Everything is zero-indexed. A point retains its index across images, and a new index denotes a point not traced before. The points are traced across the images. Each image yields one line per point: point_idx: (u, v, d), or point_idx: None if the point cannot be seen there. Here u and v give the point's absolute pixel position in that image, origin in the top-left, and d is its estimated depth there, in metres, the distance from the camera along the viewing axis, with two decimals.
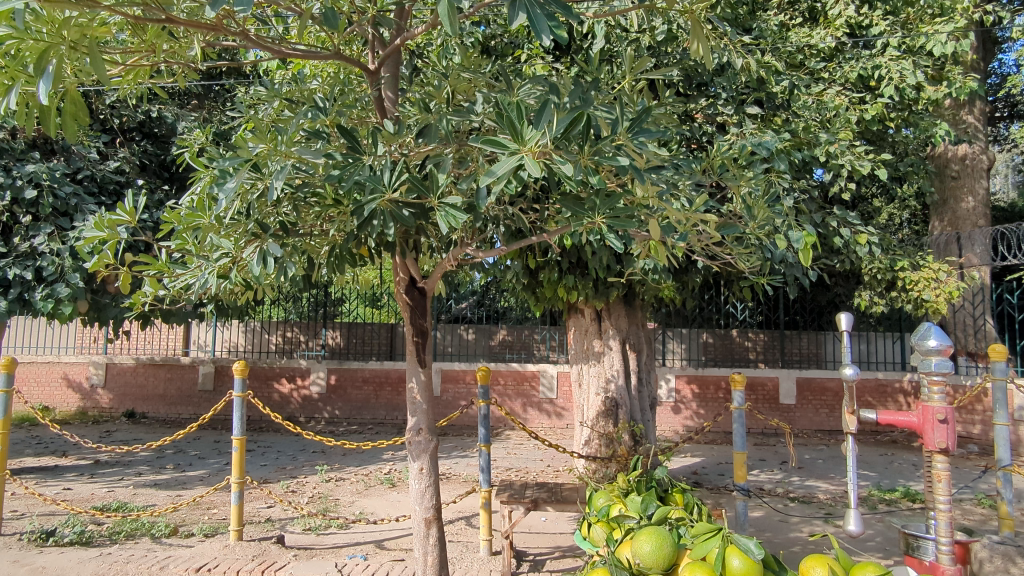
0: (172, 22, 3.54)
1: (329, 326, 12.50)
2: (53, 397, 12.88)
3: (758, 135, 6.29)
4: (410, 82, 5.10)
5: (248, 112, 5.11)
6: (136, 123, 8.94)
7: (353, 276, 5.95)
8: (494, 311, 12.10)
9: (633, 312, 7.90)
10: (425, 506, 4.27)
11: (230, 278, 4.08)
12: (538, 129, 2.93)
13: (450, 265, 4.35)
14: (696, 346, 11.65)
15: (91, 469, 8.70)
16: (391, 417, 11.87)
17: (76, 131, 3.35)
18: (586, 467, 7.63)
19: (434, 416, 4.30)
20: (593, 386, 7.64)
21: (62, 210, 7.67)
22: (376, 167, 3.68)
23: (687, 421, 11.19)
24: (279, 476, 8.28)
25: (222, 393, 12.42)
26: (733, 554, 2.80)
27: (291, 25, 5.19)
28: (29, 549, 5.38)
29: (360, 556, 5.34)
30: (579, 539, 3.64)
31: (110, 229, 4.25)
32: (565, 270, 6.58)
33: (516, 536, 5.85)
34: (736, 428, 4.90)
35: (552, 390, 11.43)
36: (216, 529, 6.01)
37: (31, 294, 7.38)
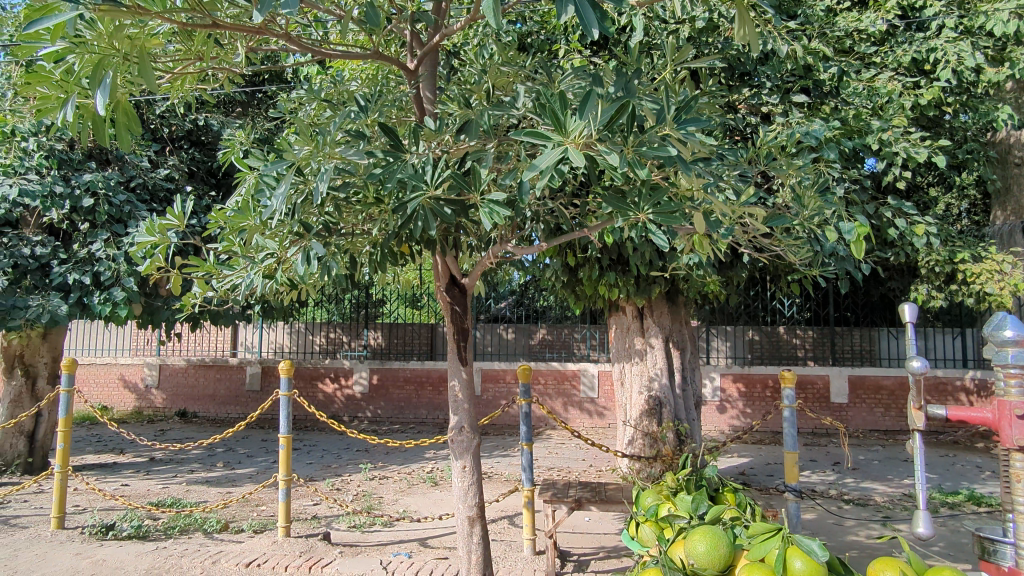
0: (217, 27, 3.64)
1: (371, 326, 12.66)
2: (111, 397, 13.46)
3: (806, 123, 6.10)
4: (448, 80, 5.11)
5: (290, 116, 5.21)
6: (184, 132, 9.27)
7: (394, 276, 6.01)
8: (534, 310, 12.09)
9: (676, 309, 7.76)
10: (468, 504, 4.26)
11: (275, 279, 4.15)
12: (584, 119, 2.89)
13: (490, 262, 4.33)
14: (741, 344, 11.36)
15: (146, 467, 9.02)
16: (433, 417, 11.95)
17: (130, 141, 3.47)
18: (630, 466, 7.53)
19: (476, 414, 4.28)
20: (636, 384, 7.55)
21: (117, 217, 7.99)
22: (418, 166, 3.69)
23: (733, 421, 10.96)
24: (325, 474, 8.42)
25: (269, 393, 12.72)
26: (795, 555, 2.71)
27: (332, 28, 5.28)
28: (90, 542, 5.60)
29: (405, 554, 5.37)
30: (627, 539, 3.57)
31: (162, 233, 4.39)
32: (605, 267, 6.51)
33: (559, 536, 5.79)
34: (787, 428, 4.74)
35: (593, 389, 11.33)
36: (265, 525, 6.15)
37: (89, 298, 7.68)
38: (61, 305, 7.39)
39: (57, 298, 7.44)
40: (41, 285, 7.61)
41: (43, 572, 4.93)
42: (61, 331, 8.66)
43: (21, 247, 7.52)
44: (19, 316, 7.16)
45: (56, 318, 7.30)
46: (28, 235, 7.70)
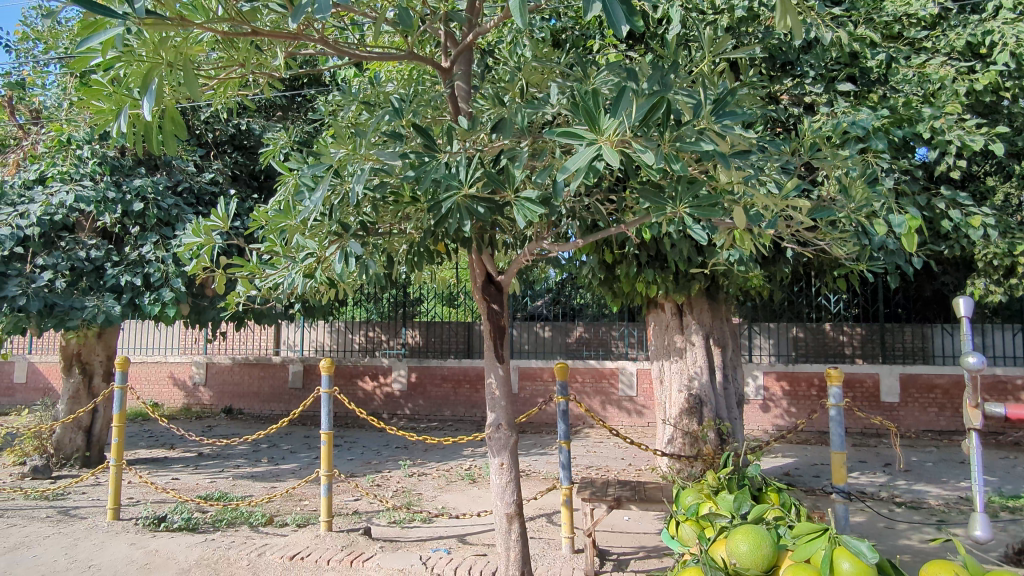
0: (257, 34, 3.72)
1: (409, 325, 12.80)
2: (162, 394, 13.98)
3: (852, 113, 5.90)
4: (483, 78, 5.13)
5: (329, 119, 5.30)
6: (227, 136, 9.55)
7: (431, 275, 6.05)
8: (571, 308, 12.03)
9: (716, 306, 7.62)
10: (506, 501, 4.26)
11: (316, 278, 4.23)
12: (616, 118, 2.83)
13: (526, 260, 4.31)
14: (785, 342, 11.07)
15: (195, 461, 9.33)
16: (470, 414, 12.02)
17: (177, 148, 3.58)
18: (670, 465, 7.42)
19: (513, 412, 4.28)
20: (676, 382, 7.43)
21: (165, 220, 8.27)
22: (452, 164, 3.68)
23: (777, 421, 10.73)
24: (365, 470, 8.56)
25: (311, 390, 12.99)
26: (842, 556, 2.62)
27: (368, 31, 5.35)
28: (144, 533, 5.82)
29: (444, 550, 5.41)
30: (668, 538, 3.53)
31: (207, 234, 4.53)
32: (643, 264, 6.42)
33: (598, 534, 5.75)
34: (833, 427, 4.59)
35: (631, 387, 11.22)
36: (309, 520, 6.28)
37: (141, 298, 7.98)
38: (115, 306, 7.67)
39: (111, 299, 7.73)
40: (96, 286, 7.93)
41: (101, 561, 5.14)
42: (115, 330, 9.02)
43: (78, 250, 7.86)
44: (77, 317, 7.48)
45: (111, 318, 7.59)
46: (84, 238, 8.05)
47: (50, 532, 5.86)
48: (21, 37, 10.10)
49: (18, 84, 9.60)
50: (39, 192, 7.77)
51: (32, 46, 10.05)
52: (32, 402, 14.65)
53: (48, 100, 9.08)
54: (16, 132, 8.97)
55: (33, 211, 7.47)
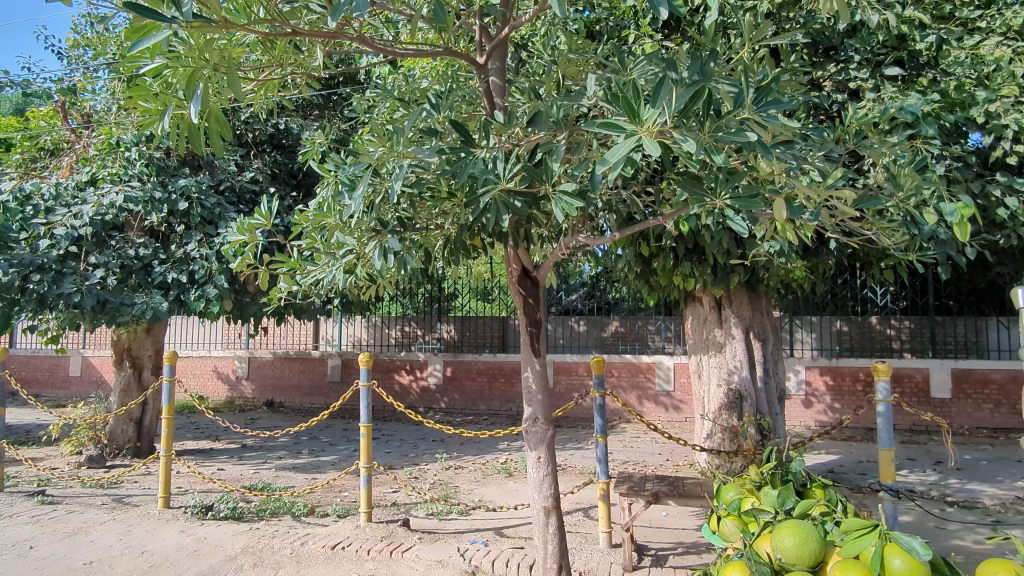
0: (298, 34, 3.80)
1: (444, 320, 12.86)
2: (207, 387, 14.45)
3: (900, 98, 5.71)
4: (517, 72, 5.13)
5: (366, 117, 5.37)
6: (267, 136, 9.77)
7: (466, 270, 6.06)
8: (606, 302, 11.92)
9: (756, 299, 7.47)
10: (544, 495, 4.26)
11: (355, 274, 4.29)
12: (657, 108, 2.79)
13: (562, 254, 4.30)
14: (829, 335, 10.74)
15: (239, 452, 9.61)
16: (505, 409, 12.05)
17: (222, 147, 3.65)
18: (708, 460, 7.33)
19: (550, 405, 4.28)
20: (714, 377, 7.32)
21: (209, 219, 8.51)
22: (488, 159, 3.69)
23: (820, 416, 10.47)
24: (403, 463, 8.68)
25: (349, 384, 13.22)
26: (894, 554, 2.56)
27: (403, 29, 5.40)
28: (192, 521, 6.02)
29: (482, 542, 5.45)
30: (709, 533, 3.49)
31: (251, 231, 4.66)
32: (681, 256, 6.33)
33: (636, 530, 5.72)
34: (881, 423, 4.45)
35: (668, 381, 11.08)
36: (349, 511, 6.41)
37: (186, 294, 8.23)
38: (162, 302, 7.93)
39: (159, 295, 8.00)
40: (144, 283, 8.22)
41: (153, 547, 5.34)
42: (163, 326, 9.35)
43: (127, 249, 8.15)
44: (127, 312, 7.75)
45: (159, 314, 7.85)
46: (133, 237, 8.34)
47: (106, 519, 6.12)
48: (72, 45, 10.50)
49: (70, 89, 9.99)
50: (91, 193, 8.08)
51: (82, 53, 10.43)
52: (86, 395, 15.31)
53: (98, 104, 9.44)
54: (69, 136, 9.34)
55: (85, 211, 7.77)
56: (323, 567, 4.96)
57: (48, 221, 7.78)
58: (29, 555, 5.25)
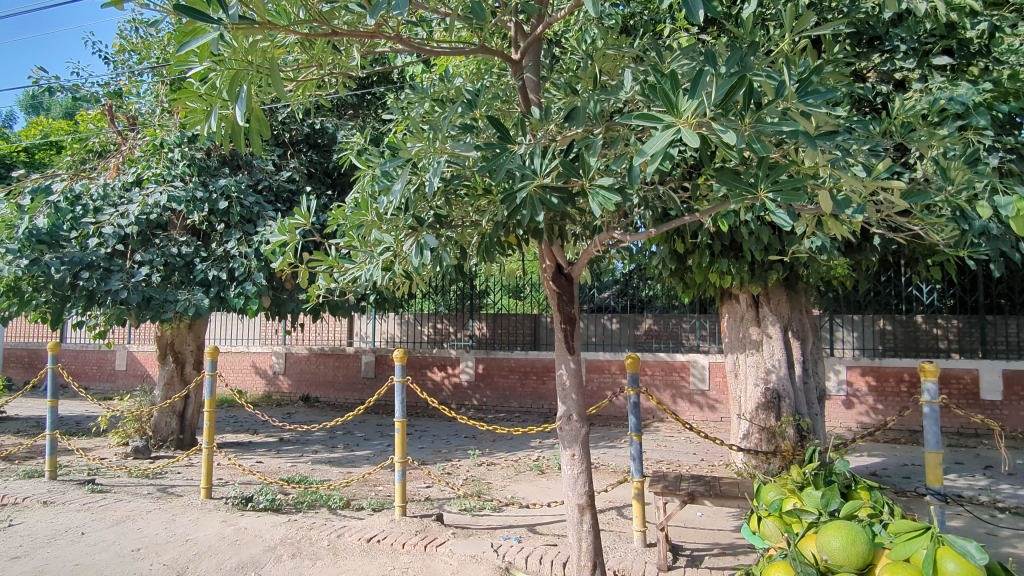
0: (337, 34, 3.86)
1: (476, 317, 12.95)
2: (245, 382, 14.80)
3: (949, 88, 5.51)
4: (552, 69, 5.13)
5: (401, 116, 5.42)
6: (303, 136, 9.94)
7: (499, 267, 6.08)
8: (638, 300, 11.82)
9: (794, 296, 7.32)
10: (578, 492, 4.25)
11: (392, 271, 4.35)
12: (695, 98, 2.75)
13: (597, 250, 4.27)
14: (871, 334, 10.43)
15: (277, 446, 9.82)
16: (537, 406, 12.04)
17: (262, 145, 3.65)
18: (745, 461, 7.20)
19: (584, 403, 4.26)
20: (751, 376, 7.20)
21: (247, 217, 8.69)
22: (525, 155, 3.70)
23: (861, 418, 10.21)
24: (436, 459, 8.76)
25: (382, 380, 13.40)
26: (948, 557, 2.53)
27: (437, 28, 5.42)
28: (234, 512, 6.19)
29: (515, 539, 5.47)
30: (749, 534, 3.45)
31: (292, 230, 4.76)
32: (717, 253, 6.23)
33: (671, 529, 5.66)
34: (927, 425, 4.32)
35: (703, 381, 10.92)
36: (384, 504, 6.50)
37: (226, 291, 8.44)
38: (204, 299, 8.15)
39: (200, 292, 8.22)
40: (187, 280, 8.46)
41: (197, 536, 5.50)
42: (204, 322, 9.61)
43: (170, 247, 8.40)
44: (171, 309, 7.99)
45: (201, 311, 8.08)
46: (176, 236, 8.60)
47: (152, 508, 6.33)
48: (118, 50, 10.84)
49: (116, 93, 10.32)
50: (136, 193, 8.34)
51: (127, 57, 10.76)
52: (131, 388, 15.84)
53: (143, 107, 9.73)
54: (116, 138, 9.65)
55: (131, 211, 8.03)
56: (360, 559, 5.04)
57: (97, 221, 8.07)
58: (81, 542, 5.47)
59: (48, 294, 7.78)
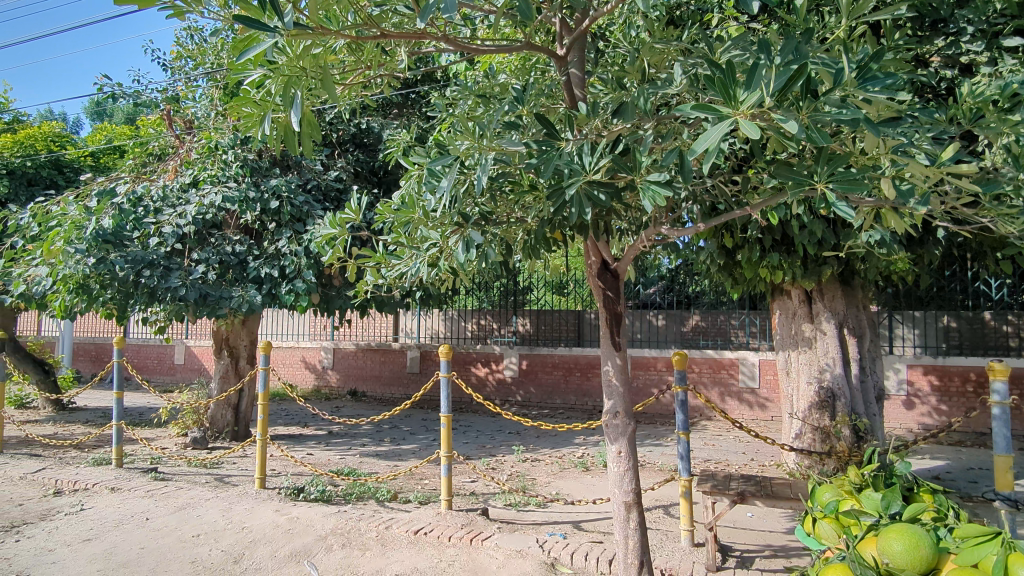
0: (386, 36, 3.92)
1: (520, 314, 12.97)
2: (296, 376, 15.24)
3: (1021, 71, 5.21)
4: (596, 63, 5.10)
5: (446, 113, 5.46)
6: (350, 136, 10.12)
7: (543, 263, 6.04)
8: (685, 295, 11.68)
9: (849, 292, 7.08)
10: (624, 490, 4.21)
11: (438, 267, 4.39)
12: (752, 90, 2.69)
13: (643, 246, 4.20)
14: (934, 332, 9.99)
15: (326, 439, 10.08)
16: (582, 403, 11.97)
17: (314, 148, 3.72)
18: (798, 461, 7.00)
19: (631, 400, 4.22)
20: (804, 374, 6.98)
21: (298, 216, 8.93)
22: (573, 151, 3.70)
23: (923, 419, 9.79)
24: (481, 454, 8.83)
25: (428, 375, 13.58)
26: (1020, 564, 2.48)
27: (481, 25, 5.43)
28: (286, 502, 6.39)
29: (560, 535, 5.47)
30: (803, 535, 3.38)
31: (342, 228, 4.84)
32: (768, 248, 6.07)
33: (720, 529, 5.55)
34: (996, 427, 4.10)
35: (753, 378, 10.66)
36: (430, 498, 6.59)
37: (278, 288, 8.67)
38: (257, 295, 8.41)
39: (253, 289, 8.48)
40: (240, 277, 8.75)
41: (252, 524, 5.71)
42: (257, 318, 9.92)
43: (225, 245, 8.71)
44: (226, 305, 8.27)
45: (253, 307, 8.34)
46: (230, 235, 8.91)
47: (210, 496, 6.59)
48: (176, 56, 11.28)
49: (174, 98, 10.75)
50: (193, 194, 8.68)
51: (185, 63, 11.19)
52: (190, 381, 16.51)
53: (198, 111, 10.09)
54: (174, 141, 10.04)
55: (189, 211, 8.39)
56: (407, 550, 5.13)
57: (158, 220, 8.44)
58: (145, 526, 5.75)
59: (113, 291, 8.16)
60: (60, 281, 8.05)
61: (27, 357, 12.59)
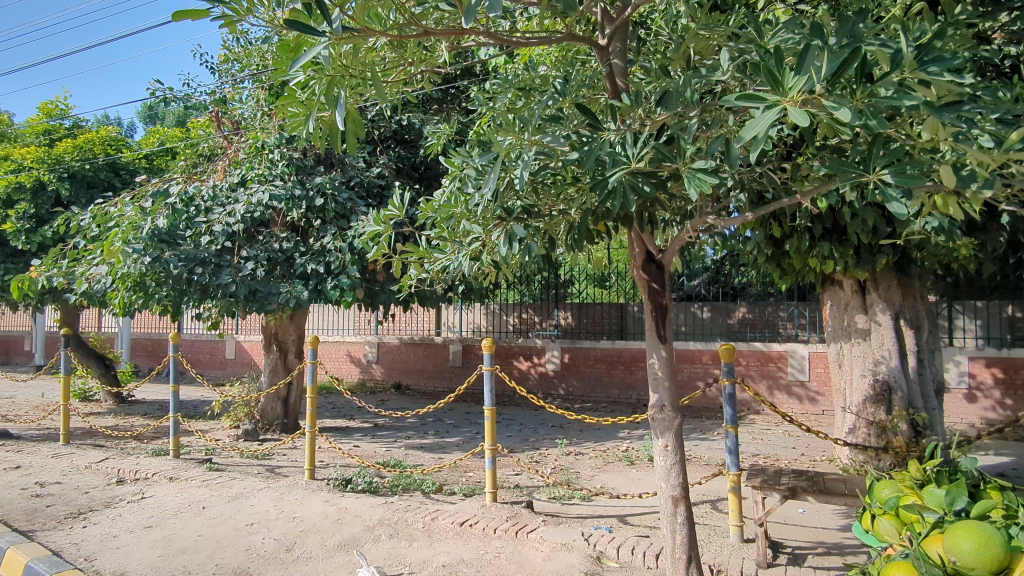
0: (428, 33, 3.93)
1: (561, 307, 12.95)
2: (342, 369, 15.58)
3: None
4: (638, 52, 5.02)
5: (488, 108, 5.45)
6: (391, 132, 10.23)
7: (587, 256, 5.99)
8: (731, 287, 11.52)
9: (905, 282, 6.84)
10: (672, 484, 4.16)
11: (481, 261, 4.40)
12: (801, 75, 2.61)
13: (689, 237, 4.11)
14: (997, 323, 9.58)
15: (372, 431, 10.28)
16: (625, 396, 11.86)
17: (358, 145, 3.77)
18: (852, 456, 6.80)
19: (677, 393, 4.15)
20: (858, 367, 6.76)
21: (341, 213, 9.10)
22: (616, 142, 3.67)
23: (987, 414, 9.34)
24: (524, 447, 8.87)
25: (470, 369, 13.70)
26: None
27: (521, 17, 5.39)
28: (335, 492, 6.54)
29: (606, 529, 5.45)
30: (861, 532, 3.29)
31: (386, 223, 4.92)
32: (818, 236, 5.88)
33: (770, 525, 5.43)
34: None
35: (802, 371, 10.36)
36: (474, 490, 6.67)
37: (323, 283, 8.84)
38: (303, 291, 8.61)
39: (300, 285, 8.68)
40: (288, 274, 8.96)
41: (303, 514, 5.86)
42: (303, 313, 10.15)
43: (272, 243, 8.94)
44: (274, 301, 8.51)
45: (301, 302, 8.54)
46: (277, 232, 9.13)
47: (263, 486, 6.80)
48: (223, 59, 11.61)
49: (222, 100, 11.07)
50: (241, 193, 8.94)
51: (231, 66, 11.51)
52: (240, 375, 17.06)
53: (245, 112, 10.38)
54: (222, 142, 10.34)
55: (238, 210, 8.65)
56: (453, 542, 5.20)
57: (208, 220, 8.72)
58: (202, 515, 5.98)
59: (168, 288, 8.47)
60: (119, 279, 8.41)
61: (89, 352, 13.24)
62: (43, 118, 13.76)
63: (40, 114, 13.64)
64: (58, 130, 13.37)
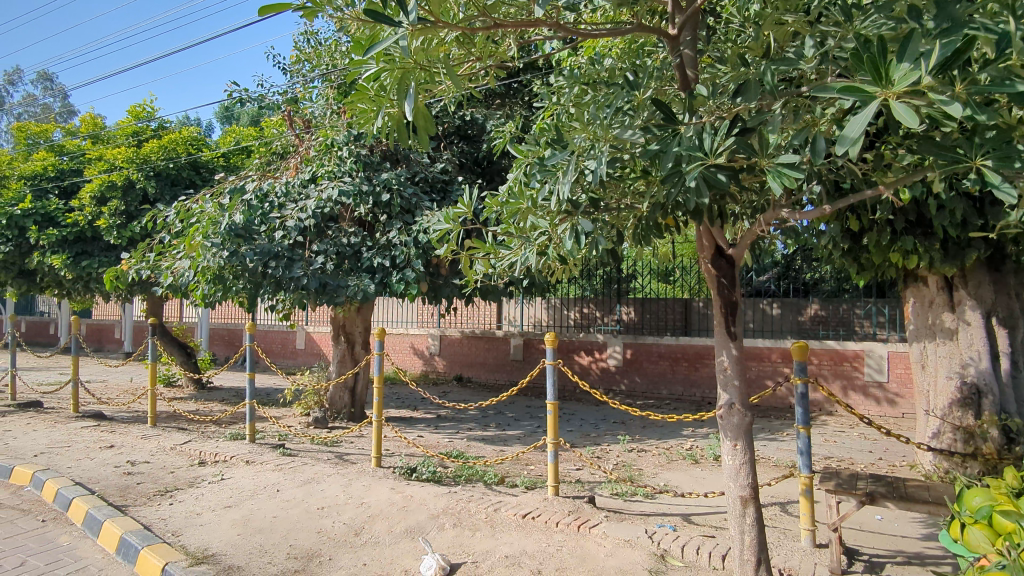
0: (497, 26, 3.96)
1: (623, 302, 12.81)
2: (405, 361, 15.95)
3: None
4: (709, 43, 4.92)
5: (553, 101, 5.44)
6: (455, 128, 10.38)
7: (652, 250, 5.90)
8: (802, 283, 11.10)
9: (998, 279, 6.42)
10: (741, 484, 4.07)
11: (546, 256, 4.41)
12: (907, 68, 2.50)
13: (762, 231, 4.00)
14: None
15: (435, 422, 10.51)
16: (689, 394, 11.66)
17: (426, 138, 3.85)
18: (935, 462, 6.44)
19: (747, 391, 4.05)
20: (943, 368, 6.39)
21: (407, 208, 9.33)
22: (692, 136, 3.60)
23: None
24: (584, 442, 8.87)
25: (531, 363, 13.79)
26: None
27: (588, 9, 5.34)
28: (401, 480, 6.73)
29: (670, 527, 5.38)
30: (949, 542, 3.13)
31: (454, 221, 4.99)
32: (901, 230, 5.59)
33: (844, 531, 5.22)
34: None
35: (880, 372, 9.87)
36: (536, 484, 6.72)
37: (389, 277, 9.08)
38: (370, 285, 8.87)
39: (368, 279, 8.95)
40: (355, 268, 9.23)
41: (370, 500, 6.07)
42: (370, 306, 10.46)
43: (341, 237, 9.26)
44: (343, 294, 8.79)
45: (368, 295, 8.81)
46: (346, 227, 9.42)
47: (333, 471, 7.08)
48: (295, 60, 12.06)
49: (293, 99, 11.51)
50: (312, 189, 9.28)
51: (302, 67, 11.95)
52: (310, 364, 17.77)
53: (316, 110, 10.74)
54: (294, 140, 10.75)
55: (309, 205, 8.93)
56: (516, 534, 5.26)
57: (282, 215, 9.10)
58: (277, 497, 6.29)
59: (245, 281, 8.91)
60: (201, 271, 8.91)
61: (173, 341, 14.09)
62: (132, 120, 14.65)
63: (129, 116, 14.56)
64: (145, 131, 14.21)
